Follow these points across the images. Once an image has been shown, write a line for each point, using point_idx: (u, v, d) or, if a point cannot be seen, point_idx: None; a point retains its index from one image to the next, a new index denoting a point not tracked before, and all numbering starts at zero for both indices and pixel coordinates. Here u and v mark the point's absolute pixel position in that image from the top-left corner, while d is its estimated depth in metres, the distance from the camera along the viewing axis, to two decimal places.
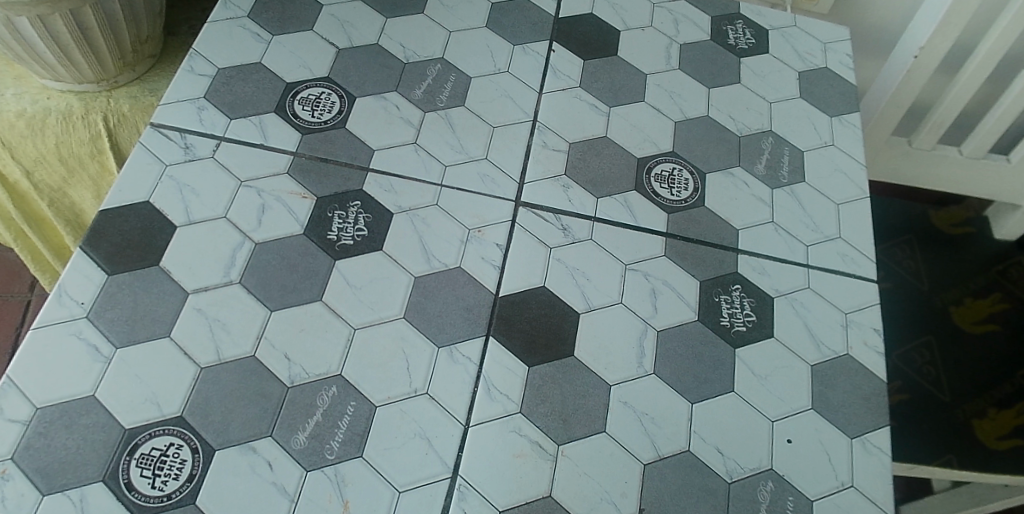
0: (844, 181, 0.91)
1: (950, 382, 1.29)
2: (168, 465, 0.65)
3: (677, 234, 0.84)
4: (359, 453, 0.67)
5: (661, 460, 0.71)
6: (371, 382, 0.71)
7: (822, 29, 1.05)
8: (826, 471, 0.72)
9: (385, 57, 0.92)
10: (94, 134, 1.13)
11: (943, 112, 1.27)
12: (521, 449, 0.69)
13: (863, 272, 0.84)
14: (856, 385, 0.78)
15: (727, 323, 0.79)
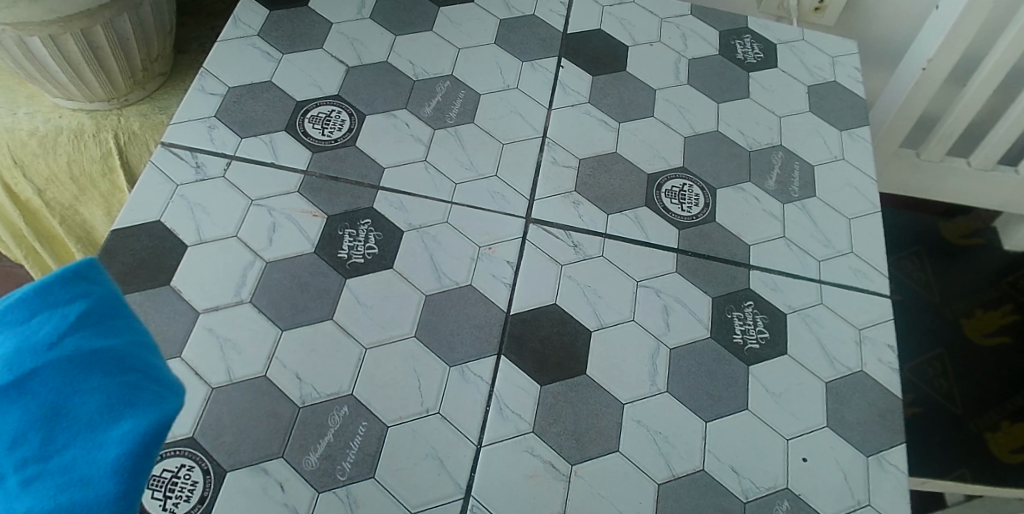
0: (855, 195, 0.90)
1: (962, 394, 1.30)
2: (179, 486, 0.65)
3: (688, 250, 0.83)
4: (371, 473, 0.67)
5: (675, 480, 0.70)
6: (383, 402, 0.70)
7: (830, 44, 1.05)
8: (842, 491, 0.71)
9: (395, 74, 0.93)
10: (104, 152, 1.13)
11: (951, 124, 1.27)
12: (534, 469, 0.69)
13: (876, 287, 0.84)
14: (871, 402, 0.77)
15: (741, 340, 0.78)
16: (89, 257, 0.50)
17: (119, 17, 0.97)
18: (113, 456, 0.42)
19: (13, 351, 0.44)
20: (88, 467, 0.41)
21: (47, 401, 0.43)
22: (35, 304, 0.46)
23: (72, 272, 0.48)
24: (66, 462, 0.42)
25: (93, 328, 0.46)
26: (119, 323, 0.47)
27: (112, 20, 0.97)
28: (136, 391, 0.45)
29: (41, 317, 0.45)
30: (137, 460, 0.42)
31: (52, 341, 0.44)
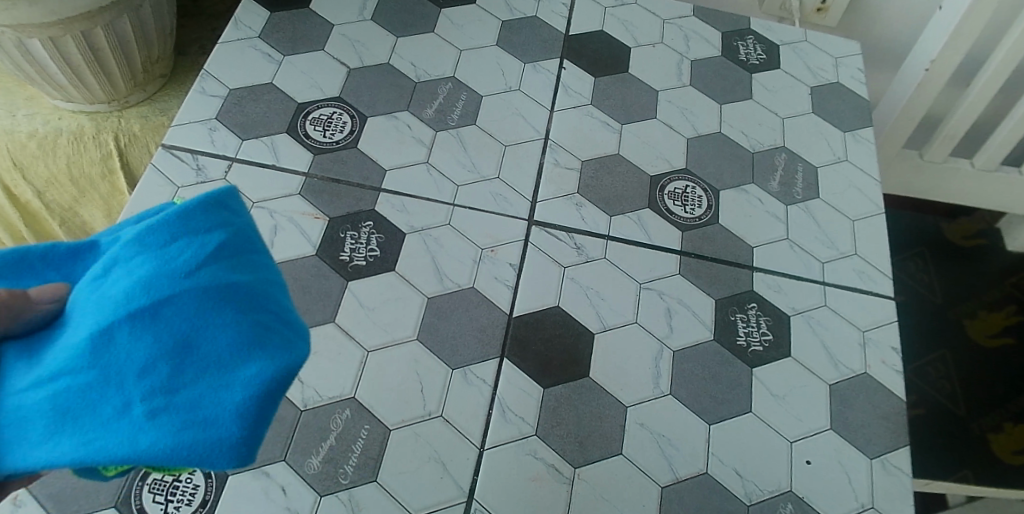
0: (859, 197, 0.90)
1: (964, 396, 1.30)
2: (180, 490, 0.64)
3: (691, 252, 0.83)
4: (373, 477, 0.66)
5: (679, 483, 0.70)
6: (385, 405, 0.70)
7: (833, 45, 1.05)
8: (846, 494, 0.71)
9: (396, 76, 0.92)
10: (105, 154, 1.13)
11: (954, 125, 1.26)
12: (538, 472, 0.68)
13: (880, 289, 0.83)
14: (875, 405, 0.76)
15: (744, 343, 0.78)
16: (229, 192, 0.52)
17: (120, 19, 0.97)
18: (240, 393, 0.43)
19: (155, 274, 0.45)
20: (216, 403, 0.42)
21: (182, 326, 0.44)
22: (180, 229, 0.48)
23: (217, 205, 0.50)
24: (194, 395, 0.43)
25: (232, 262, 0.48)
26: (252, 260, 0.50)
27: (112, 22, 0.97)
28: (266, 331, 0.46)
29: (185, 242, 0.47)
30: (261, 400, 0.43)
31: (193, 267, 0.46)
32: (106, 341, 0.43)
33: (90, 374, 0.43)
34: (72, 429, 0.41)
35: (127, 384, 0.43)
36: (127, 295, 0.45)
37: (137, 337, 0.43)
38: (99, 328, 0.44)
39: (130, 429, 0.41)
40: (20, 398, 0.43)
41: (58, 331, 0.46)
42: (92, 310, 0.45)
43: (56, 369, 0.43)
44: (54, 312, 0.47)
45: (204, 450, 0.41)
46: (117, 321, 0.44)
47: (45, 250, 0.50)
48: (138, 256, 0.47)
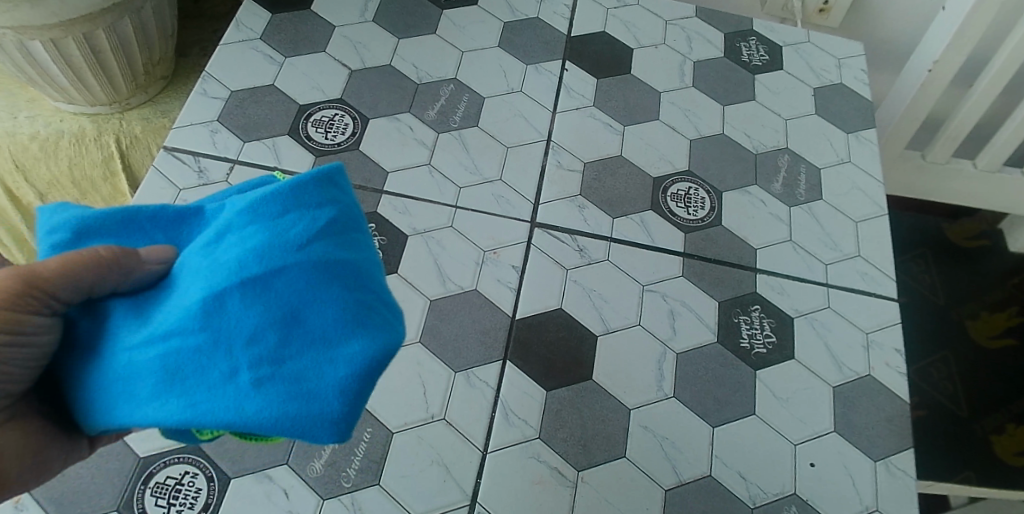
0: (862, 198, 0.90)
1: (967, 396, 1.30)
2: (183, 494, 0.64)
3: (694, 254, 0.83)
4: (376, 480, 0.66)
5: (683, 485, 0.70)
6: (387, 408, 0.70)
7: (836, 46, 1.04)
8: (849, 496, 0.71)
9: (398, 77, 0.92)
10: (106, 156, 1.13)
11: (957, 126, 1.26)
12: (541, 475, 0.68)
13: (884, 291, 0.83)
14: (879, 407, 0.76)
15: (748, 345, 0.78)
16: (342, 166, 0.53)
17: (121, 21, 0.97)
18: (342, 370, 0.44)
19: (268, 244, 0.47)
20: (319, 377, 0.44)
21: (290, 299, 0.45)
22: (292, 202, 0.49)
23: (329, 180, 0.51)
24: (300, 367, 0.44)
25: (340, 238, 0.49)
26: (357, 238, 0.50)
27: (114, 23, 0.97)
28: (369, 310, 0.46)
29: (297, 216, 0.48)
30: (361, 379, 0.44)
31: (304, 241, 0.47)
32: (219, 308, 0.45)
33: (201, 338, 0.45)
34: (185, 389, 0.44)
35: (235, 351, 0.44)
36: (240, 265, 0.46)
37: (249, 306, 0.45)
38: (212, 295, 0.45)
39: (237, 395, 0.43)
40: (139, 353, 0.46)
41: (172, 291, 0.49)
42: (206, 276, 0.47)
43: (171, 330, 0.45)
44: (162, 272, 0.50)
45: (305, 423, 0.43)
46: (229, 289, 0.45)
47: (155, 211, 0.54)
48: (250, 225, 0.49)
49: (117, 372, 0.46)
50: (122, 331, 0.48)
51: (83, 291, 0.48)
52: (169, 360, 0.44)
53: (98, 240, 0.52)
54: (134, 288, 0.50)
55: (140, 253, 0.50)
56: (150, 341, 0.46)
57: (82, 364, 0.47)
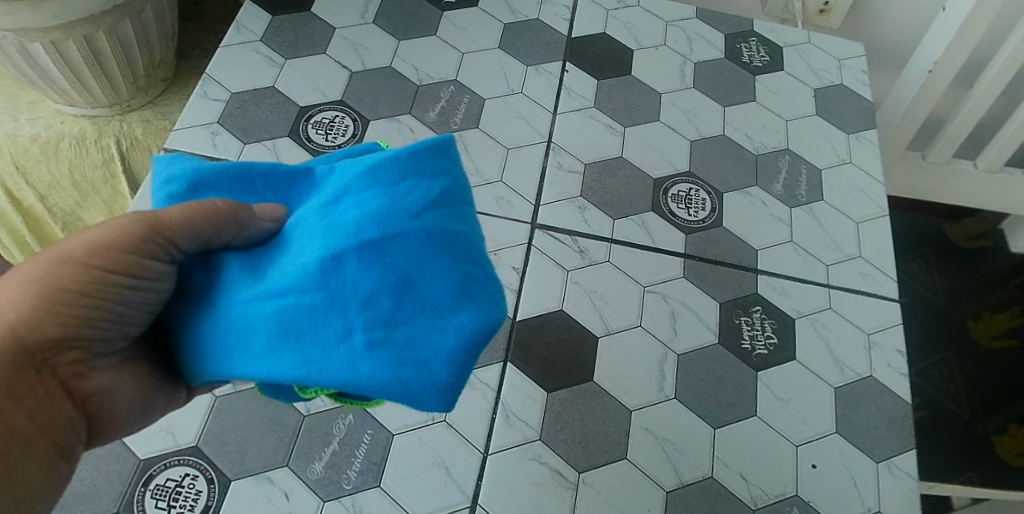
0: (863, 199, 0.90)
1: (968, 397, 1.30)
2: (183, 496, 0.64)
3: (695, 255, 0.83)
4: (376, 483, 0.66)
5: (684, 487, 0.70)
6: (388, 410, 0.69)
7: (836, 46, 1.04)
8: (851, 498, 0.71)
9: (398, 79, 0.92)
10: (107, 158, 1.13)
11: (957, 126, 1.26)
12: (542, 477, 0.68)
13: (885, 292, 0.83)
14: (881, 408, 0.76)
15: (749, 346, 0.78)
16: (453, 135, 0.54)
17: (122, 23, 0.97)
18: (450, 340, 0.45)
19: (385, 210, 0.48)
20: (429, 345, 0.45)
21: (403, 265, 0.47)
22: (407, 168, 0.50)
23: (440, 148, 0.52)
24: (411, 333, 0.46)
25: (451, 208, 0.50)
26: (466, 209, 0.52)
27: (115, 26, 0.97)
28: (476, 283, 0.48)
29: (411, 183, 0.50)
30: (468, 350, 0.45)
31: (418, 208, 0.49)
32: (336, 268, 0.47)
33: (318, 297, 0.47)
34: (300, 345, 0.46)
35: (349, 313, 0.46)
36: (357, 228, 0.48)
37: (365, 269, 0.47)
38: (330, 255, 0.47)
39: (350, 357, 0.45)
40: (256, 307, 0.48)
41: (285, 251, 0.51)
42: (321, 236, 0.49)
43: (288, 287, 0.47)
44: (274, 230, 0.53)
45: (415, 390, 0.45)
46: (346, 251, 0.47)
47: (267, 169, 0.56)
48: (365, 189, 0.50)
49: (234, 323, 0.48)
50: (237, 285, 0.50)
51: (200, 243, 0.51)
52: (286, 316, 0.47)
53: (211, 193, 0.55)
54: (246, 243, 0.53)
55: (254, 209, 0.53)
56: (267, 296, 0.48)
57: (198, 313, 0.50)
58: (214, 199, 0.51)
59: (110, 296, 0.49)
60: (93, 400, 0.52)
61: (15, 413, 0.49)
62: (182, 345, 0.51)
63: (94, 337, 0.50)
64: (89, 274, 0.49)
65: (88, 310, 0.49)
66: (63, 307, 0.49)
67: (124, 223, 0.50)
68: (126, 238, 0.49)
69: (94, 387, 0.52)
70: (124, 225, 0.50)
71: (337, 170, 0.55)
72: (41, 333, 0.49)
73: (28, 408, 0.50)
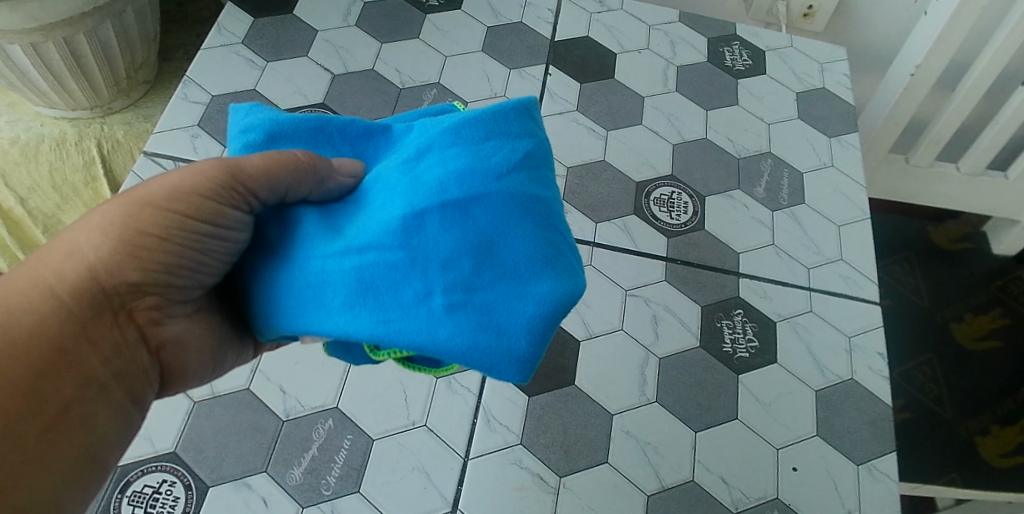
0: (845, 202, 0.90)
1: (951, 398, 1.31)
2: (160, 502, 0.63)
3: (677, 258, 0.83)
4: (356, 488, 0.66)
5: (665, 491, 0.70)
6: (368, 415, 0.69)
7: (818, 50, 1.05)
8: (832, 500, 0.71)
9: (381, 82, 0.92)
10: (88, 160, 1.12)
11: (940, 129, 1.27)
12: (523, 482, 0.68)
13: (866, 294, 0.83)
14: (862, 410, 0.76)
15: (730, 350, 0.78)
16: (536, 99, 0.54)
17: (102, 25, 0.96)
18: (529, 308, 0.45)
19: (469, 170, 0.49)
20: (508, 311, 0.45)
21: (485, 228, 0.47)
22: (491, 130, 0.51)
23: (523, 112, 0.53)
24: (490, 299, 0.46)
25: (535, 172, 0.50)
26: (548, 174, 0.52)
27: (96, 27, 0.96)
28: (558, 252, 0.47)
29: (496, 144, 0.50)
30: (548, 318, 0.45)
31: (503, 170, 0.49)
32: (420, 227, 0.48)
33: (399, 255, 0.47)
34: (379, 303, 0.47)
35: (430, 274, 0.47)
36: (441, 187, 0.48)
37: (448, 228, 0.47)
38: (414, 214, 0.48)
39: (429, 318, 0.46)
40: (337, 263, 0.49)
41: (365, 210, 0.52)
42: (403, 194, 0.50)
43: (370, 245, 0.48)
44: (351, 186, 0.55)
45: (493, 357, 0.45)
46: (430, 210, 0.48)
47: (346, 124, 0.58)
48: (449, 148, 0.51)
49: (312, 278, 0.49)
50: (316, 240, 0.51)
51: (279, 194, 0.53)
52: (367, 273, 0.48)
53: (288, 145, 0.57)
54: (324, 198, 0.54)
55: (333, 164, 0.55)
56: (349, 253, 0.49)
57: (273, 264, 0.52)
58: (295, 151, 0.53)
59: (191, 243, 0.52)
60: (165, 348, 0.55)
61: (91, 357, 0.50)
62: (256, 297, 0.53)
63: (172, 285, 0.53)
64: (171, 220, 0.51)
65: (170, 256, 0.51)
66: (144, 252, 0.51)
67: (204, 170, 0.52)
68: (208, 184, 0.51)
69: (169, 336, 0.54)
70: (206, 172, 0.52)
71: (418, 130, 0.55)
72: (122, 278, 0.51)
73: (104, 353, 0.51)
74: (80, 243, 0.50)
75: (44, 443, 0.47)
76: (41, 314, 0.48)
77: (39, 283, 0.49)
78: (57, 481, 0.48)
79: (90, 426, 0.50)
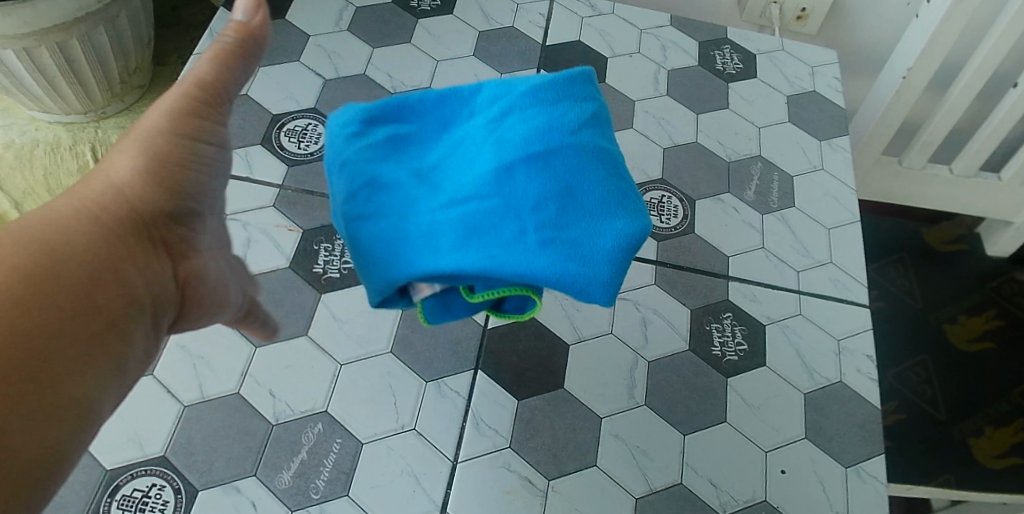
0: (835, 205, 0.91)
1: (945, 400, 1.31)
2: (149, 506, 0.64)
3: (667, 262, 0.83)
4: (345, 491, 0.66)
5: (653, 494, 0.70)
6: (358, 419, 0.70)
7: (809, 53, 1.05)
8: (820, 502, 0.71)
9: (373, 87, 0.92)
10: (82, 164, 1.11)
11: (932, 131, 1.27)
12: (511, 485, 0.68)
13: (856, 297, 0.84)
14: (851, 413, 0.77)
15: (719, 353, 0.78)
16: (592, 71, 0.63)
17: (96, 30, 0.97)
18: (610, 241, 0.53)
19: (548, 127, 0.57)
20: (592, 243, 0.53)
21: (568, 173, 0.55)
22: (559, 93, 0.59)
23: (584, 80, 0.62)
24: (575, 234, 0.53)
25: (600, 130, 0.59)
26: (608, 131, 0.60)
27: (89, 32, 0.96)
28: (626, 196, 0.56)
29: (567, 105, 0.58)
30: (625, 249, 0.53)
31: (577, 126, 0.57)
32: (511, 173, 0.55)
33: (495, 200, 0.55)
34: (481, 243, 0.53)
35: (523, 215, 0.54)
36: (526, 141, 0.56)
37: (535, 174, 0.55)
38: (505, 163, 0.56)
39: (527, 251, 0.53)
40: (440, 212, 0.56)
41: (456, 168, 0.59)
42: (493, 149, 0.57)
43: (470, 194, 0.56)
44: (434, 140, 0.62)
45: (584, 283, 0.51)
46: (518, 159, 0.55)
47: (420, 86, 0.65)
48: (528, 108, 0.58)
49: (418, 224, 0.56)
50: (415, 199, 0.58)
51: (231, 85, 0.56)
52: (469, 218, 0.54)
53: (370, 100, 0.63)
54: (414, 153, 0.61)
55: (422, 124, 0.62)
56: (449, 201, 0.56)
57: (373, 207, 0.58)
58: (228, 44, 0.55)
59: (191, 164, 0.54)
60: (189, 284, 0.55)
61: (134, 275, 0.49)
62: (356, 235, 0.58)
63: (183, 210, 0.54)
64: (179, 143, 0.53)
65: (175, 177, 0.53)
66: (158, 175, 0.52)
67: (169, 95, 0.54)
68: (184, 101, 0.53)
69: (193, 270, 0.55)
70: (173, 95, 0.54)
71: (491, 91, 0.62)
72: (152, 203, 0.52)
73: (146, 274, 0.50)
74: (116, 178, 0.51)
75: (92, 345, 0.45)
76: (86, 232, 0.48)
77: (84, 209, 0.49)
78: (95, 384, 0.45)
79: (128, 342, 0.48)
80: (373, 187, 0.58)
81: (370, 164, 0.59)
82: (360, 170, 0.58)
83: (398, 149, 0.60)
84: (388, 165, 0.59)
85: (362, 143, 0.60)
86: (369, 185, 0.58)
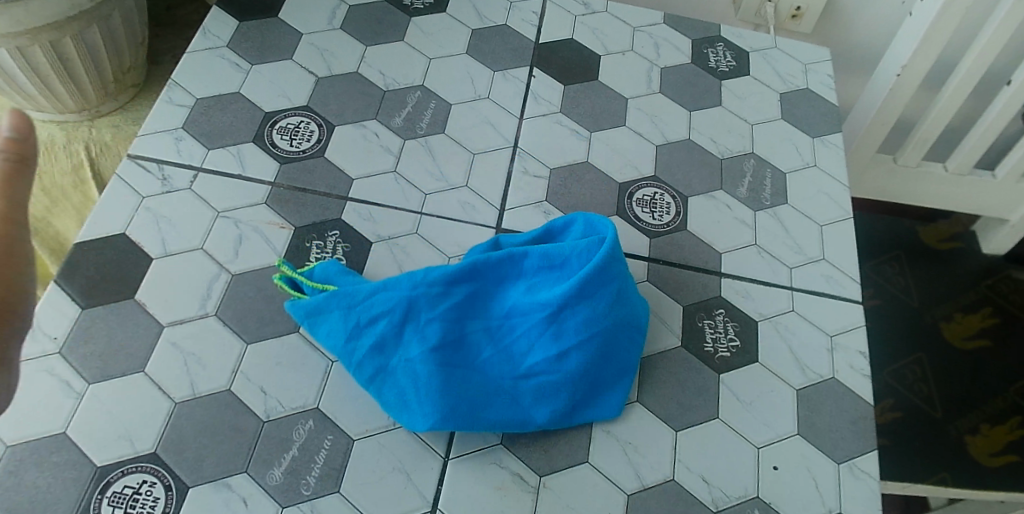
0: (828, 202, 0.91)
1: (941, 399, 1.31)
2: (140, 503, 0.64)
3: (659, 258, 0.83)
4: (337, 488, 0.66)
5: (645, 490, 0.70)
6: (349, 415, 0.70)
7: (802, 51, 1.06)
8: (812, 498, 0.71)
9: (365, 85, 0.92)
10: (76, 163, 1.12)
11: (926, 129, 1.27)
12: (502, 481, 0.68)
13: (848, 293, 0.84)
14: (844, 409, 0.77)
15: (711, 349, 0.78)
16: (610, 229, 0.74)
17: (88, 29, 0.97)
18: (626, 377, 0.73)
19: (578, 301, 0.71)
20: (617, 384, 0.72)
21: (609, 341, 0.71)
22: (607, 265, 0.71)
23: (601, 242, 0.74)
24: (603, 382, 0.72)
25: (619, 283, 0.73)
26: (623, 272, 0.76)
27: (82, 31, 0.96)
28: (635, 329, 0.74)
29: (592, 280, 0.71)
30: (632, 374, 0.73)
31: (619, 294, 0.72)
32: (568, 356, 0.70)
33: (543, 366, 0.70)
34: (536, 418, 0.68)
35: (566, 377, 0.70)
36: (560, 318, 0.70)
37: (584, 349, 0.70)
38: (561, 346, 0.70)
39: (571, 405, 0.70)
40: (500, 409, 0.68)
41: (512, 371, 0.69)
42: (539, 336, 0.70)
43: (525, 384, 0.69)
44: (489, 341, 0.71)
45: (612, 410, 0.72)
46: (573, 342, 0.70)
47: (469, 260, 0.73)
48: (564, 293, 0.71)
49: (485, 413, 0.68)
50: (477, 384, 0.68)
51: None
52: (537, 386, 0.70)
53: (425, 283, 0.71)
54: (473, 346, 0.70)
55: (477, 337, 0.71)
56: (518, 371, 0.70)
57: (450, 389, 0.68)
58: None
59: None
60: None
61: None
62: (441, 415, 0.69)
63: None
64: None
65: None
66: None
67: None
68: None
69: None
70: None
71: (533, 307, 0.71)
72: None
73: None
74: None
75: None
76: None
77: None
78: None
79: None
80: (456, 350, 0.70)
81: (455, 326, 0.71)
82: (445, 334, 0.70)
83: (473, 307, 0.72)
84: (468, 326, 0.71)
85: (446, 307, 0.71)
86: (453, 347, 0.70)
